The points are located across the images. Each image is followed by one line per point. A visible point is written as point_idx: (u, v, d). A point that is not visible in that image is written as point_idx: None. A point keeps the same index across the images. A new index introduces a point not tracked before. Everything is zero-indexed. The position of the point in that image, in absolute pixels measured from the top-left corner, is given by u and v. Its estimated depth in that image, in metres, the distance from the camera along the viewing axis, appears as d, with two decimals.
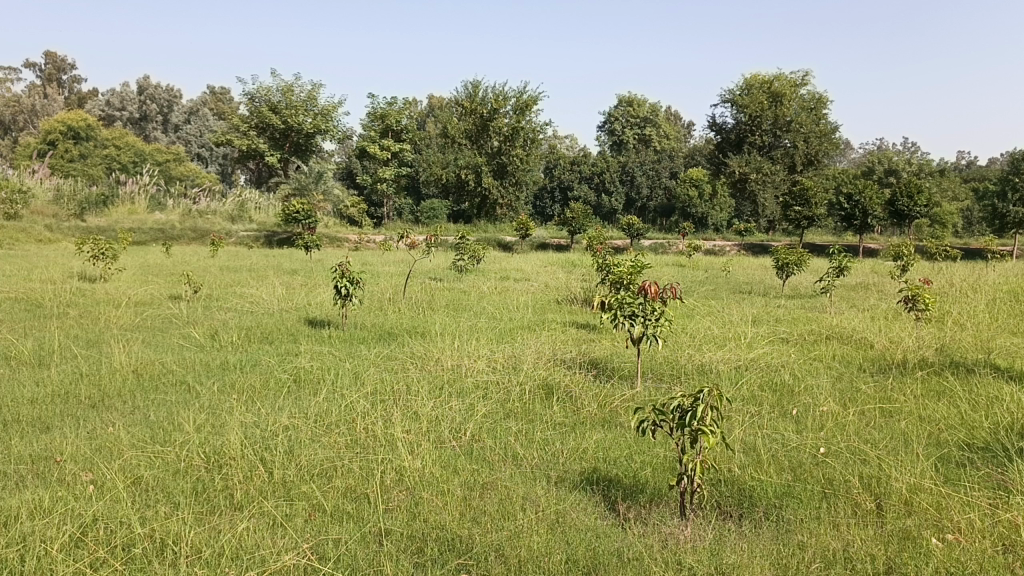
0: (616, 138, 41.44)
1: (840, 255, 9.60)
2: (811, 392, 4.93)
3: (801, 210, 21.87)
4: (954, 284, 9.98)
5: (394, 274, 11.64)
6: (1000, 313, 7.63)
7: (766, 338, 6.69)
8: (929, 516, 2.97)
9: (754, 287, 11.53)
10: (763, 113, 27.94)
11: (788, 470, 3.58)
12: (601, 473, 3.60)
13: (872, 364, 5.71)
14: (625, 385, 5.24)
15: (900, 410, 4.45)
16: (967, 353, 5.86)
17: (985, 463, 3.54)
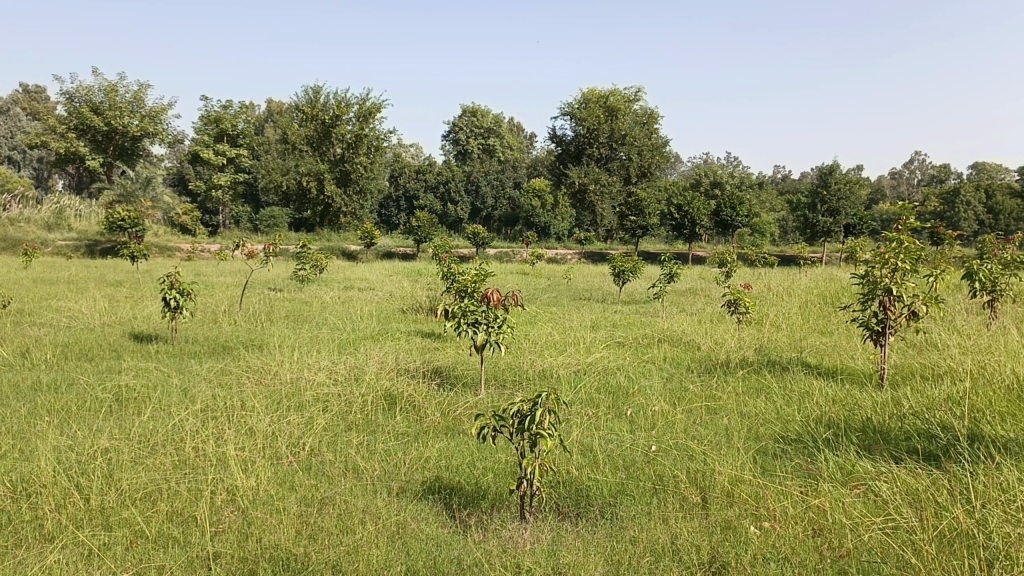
0: (461, 148, 41.80)
1: (671, 262, 10.12)
2: (644, 393, 5.16)
3: (636, 220, 22.91)
4: (771, 288, 10.77)
5: (230, 284, 11.17)
6: (810, 314, 8.30)
7: (604, 343, 6.95)
8: (748, 505, 3.17)
9: (593, 293, 11.95)
10: (599, 126, 29.04)
11: (622, 469, 3.72)
12: (442, 481, 3.61)
13: (699, 365, 6.05)
14: (468, 392, 5.28)
15: (723, 407, 4.74)
16: (782, 351, 6.33)
17: (797, 453, 3.83)
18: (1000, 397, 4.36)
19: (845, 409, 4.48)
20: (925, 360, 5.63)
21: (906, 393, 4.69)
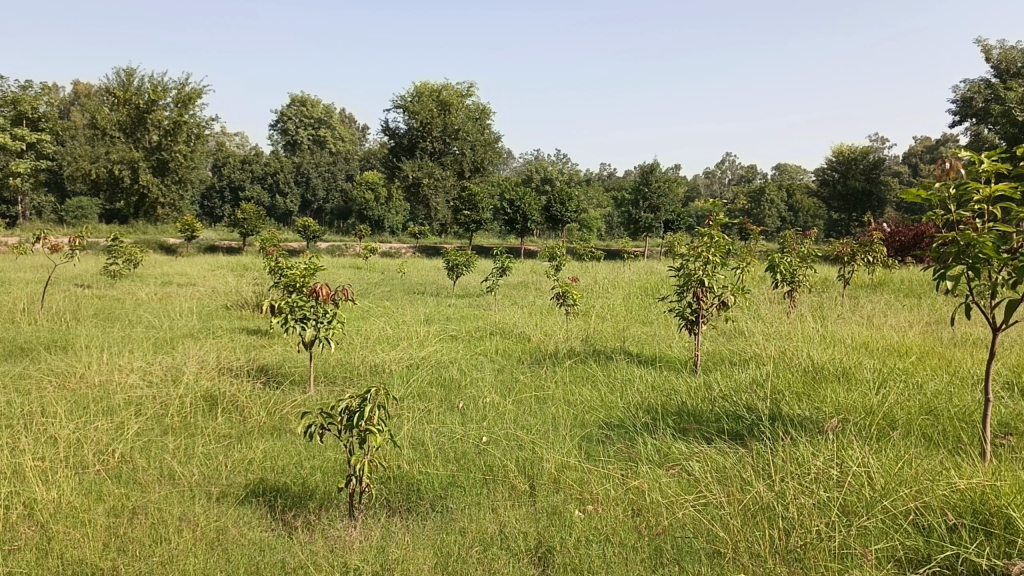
0: (289, 138, 40.44)
1: (503, 255, 10.29)
2: (475, 386, 5.21)
3: (469, 214, 23.14)
4: (598, 281, 11.20)
5: (29, 281, 10.22)
6: (633, 306, 8.70)
7: (436, 337, 6.95)
8: (573, 490, 3.27)
9: (427, 287, 11.93)
10: (432, 120, 29.01)
11: (452, 461, 3.74)
12: (267, 483, 3.48)
13: (529, 356, 6.19)
14: (296, 390, 5.12)
15: (551, 397, 4.87)
16: (607, 341, 6.60)
17: (620, 438, 4.00)
18: (797, 379, 4.76)
19: (664, 394, 4.73)
20: (734, 347, 6.04)
21: (717, 377, 5.02)
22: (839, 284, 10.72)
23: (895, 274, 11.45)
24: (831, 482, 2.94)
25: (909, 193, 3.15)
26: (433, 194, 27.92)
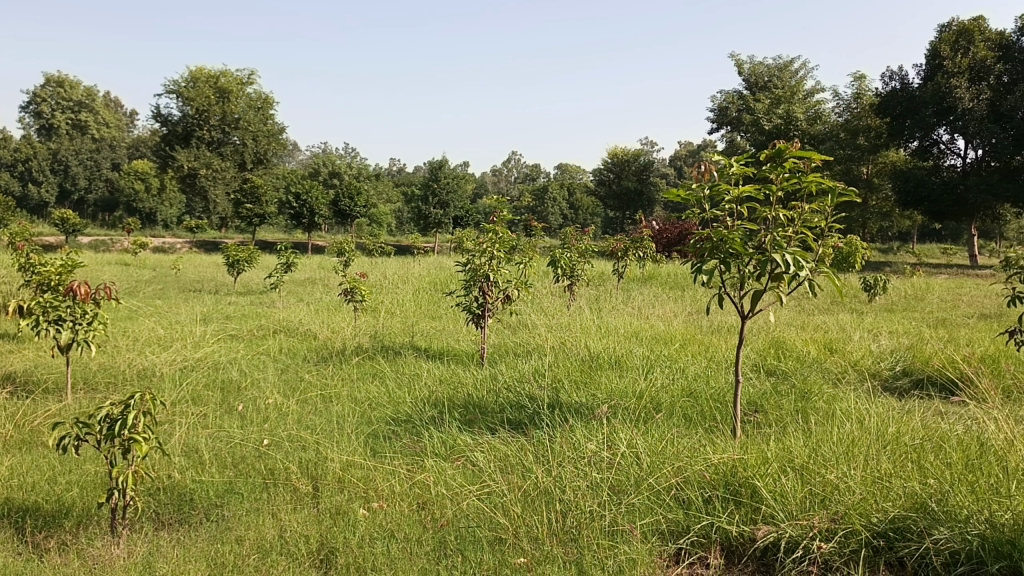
0: (43, 121, 36.54)
1: (287, 251, 9.93)
2: (257, 387, 5.00)
3: (251, 208, 22.16)
4: (386, 276, 11.15)
5: None
6: (422, 301, 8.74)
7: (215, 336, 6.58)
8: (357, 489, 3.22)
9: (205, 285, 11.26)
10: (210, 108, 27.38)
11: (230, 467, 3.56)
12: (14, 504, 3.12)
13: (314, 354, 6.02)
14: (49, 399, 4.62)
15: (336, 395, 4.78)
16: (395, 337, 6.58)
17: (405, 434, 4.00)
18: (575, 368, 5.00)
19: (450, 387, 4.79)
20: (517, 339, 6.23)
21: (501, 369, 5.16)
22: (616, 277, 11.40)
23: (664, 268, 12.39)
24: (603, 465, 3.11)
25: (670, 193, 3.39)
26: (212, 186, 26.40)
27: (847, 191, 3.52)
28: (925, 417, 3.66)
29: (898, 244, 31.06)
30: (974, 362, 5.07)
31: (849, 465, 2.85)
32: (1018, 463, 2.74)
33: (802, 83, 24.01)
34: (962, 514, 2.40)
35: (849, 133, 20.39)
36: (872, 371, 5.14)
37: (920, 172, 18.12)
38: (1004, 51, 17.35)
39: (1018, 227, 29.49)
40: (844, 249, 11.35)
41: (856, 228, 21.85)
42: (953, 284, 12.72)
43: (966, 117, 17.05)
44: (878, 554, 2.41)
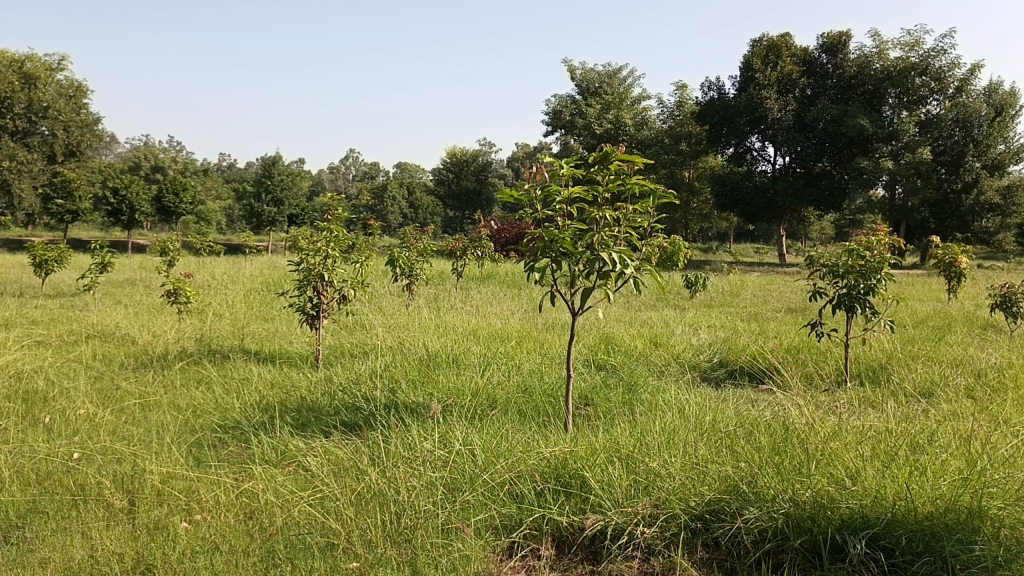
0: None
1: (102, 250, 9.22)
2: (67, 397, 4.61)
3: (63, 203, 20.44)
4: (214, 276, 10.62)
5: None
6: (253, 302, 8.40)
7: (17, 343, 6.01)
8: (178, 501, 3.04)
9: (6, 287, 10.26)
10: (13, 94, 24.98)
11: (34, 485, 3.26)
12: None
13: (133, 360, 5.64)
14: None
15: (158, 403, 4.50)
16: (223, 340, 6.28)
17: (233, 441, 3.83)
18: (412, 367, 4.97)
19: (282, 391, 4.62)
20: (353, 339, 6.12)
21: (337, 370, 5.04)
22: (454, 276, 11.46)
23: (501, 268, 12.59)
24: (438, 464, 3.09)
25: (504, 192, 3.40)
26: (15, 179, 24.12)
27: (668, 193, 3.69)
28: (738, 405, 3.93)
29: (717, 244, 33.18)
30: (781, 353, 5.51)
31: (670, 453, 3.00)
32: (816, 444, 2.99)
33: (630, 90, 25.11)
34: (770, 494, 2.59)
35: (673, 139, 21.51)
36: (693, 363, 5.46)
37: (736, 176, 19.39)
38: (808, 67, 19.13)
39: (819, 229, 32.35)
40: (668, 248, 12.00)
41: (680, 229, 23.14)
42: (764, 281, 13.73)
43: (774, 127, 18.50)
44: (697, 535, 2.55)
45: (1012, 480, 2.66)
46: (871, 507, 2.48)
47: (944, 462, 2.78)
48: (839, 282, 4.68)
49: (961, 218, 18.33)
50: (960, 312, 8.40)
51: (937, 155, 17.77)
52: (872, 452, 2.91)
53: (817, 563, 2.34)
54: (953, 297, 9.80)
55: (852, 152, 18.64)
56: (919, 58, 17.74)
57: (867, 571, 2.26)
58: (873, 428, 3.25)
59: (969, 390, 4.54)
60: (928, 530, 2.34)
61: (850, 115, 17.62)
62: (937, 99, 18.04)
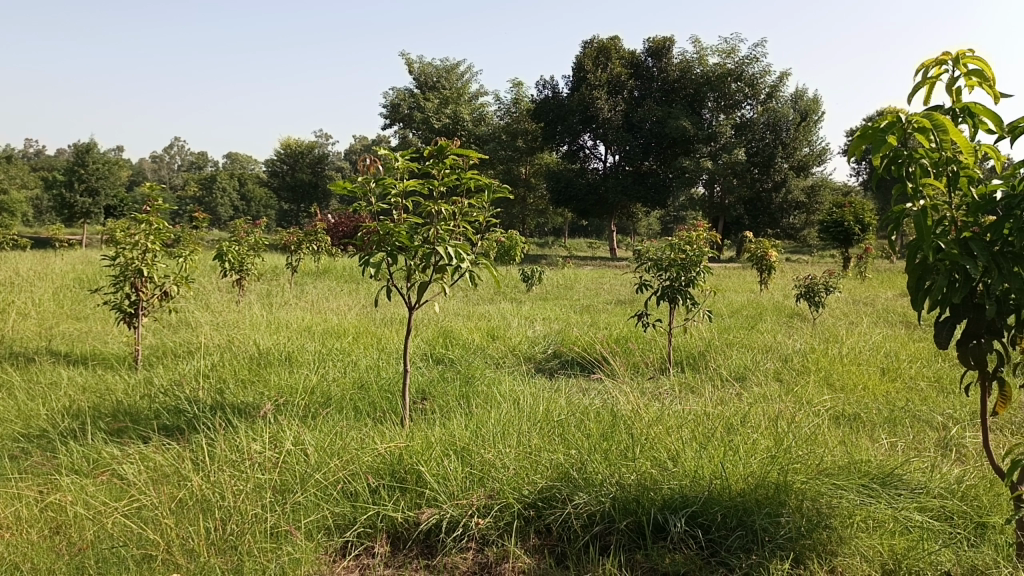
0: None
1: None
2: None
3: None
4: (17, 273, 9.69)
5: None
6: (63, 300, 7.74)
7: None
8: None
9: None
10: None
11: None
12: None
13: None
14: None
15: None
16: (28, 342, 5.73)
17: (36, 451, 3.50)
18: (242, 366, 4.75)
19: (96, 395, 4.29)
20: (178, 339, 5.77)
21: (158, 371, 4.73)
22: (288, 271, 11.08)
23: (337, 263, 12.33)
24: (266, 465, 2.95)
25: (336, 184, 3.28)
26: None
27: (501, 188, 3.73)
28: (570, 394, 4.05)
29: (552, 239, 34.09)
30: (611, 343, 5.73)
31: (504, 444, 3.03)
32: (641, 430, 3.12)
33: (467, 86, 25.24)
34: (598, 479, 2.67)
35: (510, 135, 21.82)
36: (529, 355, 5.57)
37: (569, 173, 19.92)
38: (636, 70, 20.09)
39: (646, 224, 33.99)
40: (505, 242, 12.18)
41: (517, 225, 23.58)
42: (596, 274, 14.25)
43: (605, 126, 19.23)
44: (530, 523, 2.59)
45: (812, 455, 2.90)
46: (690, 487, 2.62)
47: (756, 442, 2.98)
48: (663, 274, 4.92)
49: (771, 215, 19.83)
50: (769, 302, 9.07)
51: (750, 156, 19.16)
52: (691, 435, 3.07)
53: (641, 543, 2.45)
54: (764, 288, 10.58)
55: (675, 152, 19.67)
56: (735, 64, 18.92)
57: (687, 548, 2.39)
58: (692, 412, 3.43)
59: (778, 374, 4.91)
60: (740, 506, 2.49)
61: (673, 117, 18.68)
62: (750, 104, 19.36)
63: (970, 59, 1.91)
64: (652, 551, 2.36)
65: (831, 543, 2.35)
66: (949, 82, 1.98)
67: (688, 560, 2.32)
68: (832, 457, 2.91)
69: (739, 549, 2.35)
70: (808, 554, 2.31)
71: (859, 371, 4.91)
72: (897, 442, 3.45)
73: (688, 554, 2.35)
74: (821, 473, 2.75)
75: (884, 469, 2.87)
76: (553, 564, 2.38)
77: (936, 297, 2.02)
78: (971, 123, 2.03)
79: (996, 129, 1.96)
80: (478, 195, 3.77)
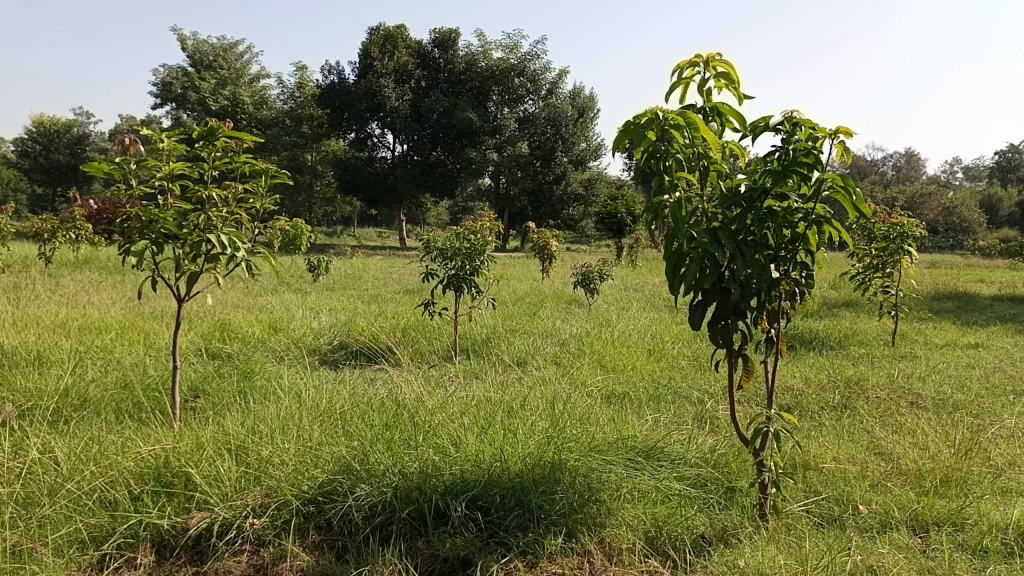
0: None
1: None
2: None
3: None
4: None
5: None
6: None
7: None
8: None
9: None
10: None
11: None
12: None
13: None
14: None
15: None
16: None
17: None
18: None
19: None
20: None
21: None
22: (41, 262, 9.99)
23: (99, 252, 11.29)
24: (6, 479, 2.59)
25: (91, 166, 2.94)
26: None
27: (278, 174, 3.59)
28: (354, 384, 3.96)
29: (338, 228, 33.40)
30: (397, 332, 5.68)
31: (282, 439, 2.87)
32: (424, 419, 3.09)
33: (246, 67, 23.96)
34: (381, 469, 2.60)
35: (294, 121, 21.04)
36: (313, 347, 5.40)
37: (357, 162, 19.38)
38: (422, 60, 19.97)
39: (434, 213, 34.25)
40: (288, 231, 11.73)
41: (301, 213, 22.82)
42: (385, 263, 14.15)
43: (392, 115, 18.95)
44: (309, 520, 2.48)
45: (586, 433, 3.03)
46: (471, 471, 2.63)
47: (534, 424, 3.06)
48: (448, 265, 4.91)
49: (553, 206, 20.69)
50: (550, 289, 9.44)
51: (533, 149, 19.90)
52: (473, 420, 3.10)
53: (422, 530, 2.42)
54: (546, 276, 11.01)
55: (462, 143, 19.91)
56: (518, 59, 19.61)
57: (467, 532, 2.39)
58: (474, 398, 3.46)
59: (557, 358, 5.11)
60: (518, 487, 2.54)
61: (459, 109, 19.00)
62: (532, 98, 20.21)
63: (718, 62, 2.07)
64: (433, 537, 2.34)
65: (602, 515, 2.47)
66: (701, 83, 2.13)
67: (468, 543, 2.31)
68: (603, 434, 3.06)
69: (517, 529, 2.39)
70: (580, 528, 2.40)
71: (629, 352, 5.23)
72: (661, 418, 3.71)
73: (468, 537, 2.35)
74: (593, 451, 2.89)
75: (649, 444, 3.06)
76: (333, 560, 2.29)
77: (691, 282, 2.16)
78: (719, 121, 2.20)
79: (739, 127, 2.14)
80: (251, 179, 3.58)
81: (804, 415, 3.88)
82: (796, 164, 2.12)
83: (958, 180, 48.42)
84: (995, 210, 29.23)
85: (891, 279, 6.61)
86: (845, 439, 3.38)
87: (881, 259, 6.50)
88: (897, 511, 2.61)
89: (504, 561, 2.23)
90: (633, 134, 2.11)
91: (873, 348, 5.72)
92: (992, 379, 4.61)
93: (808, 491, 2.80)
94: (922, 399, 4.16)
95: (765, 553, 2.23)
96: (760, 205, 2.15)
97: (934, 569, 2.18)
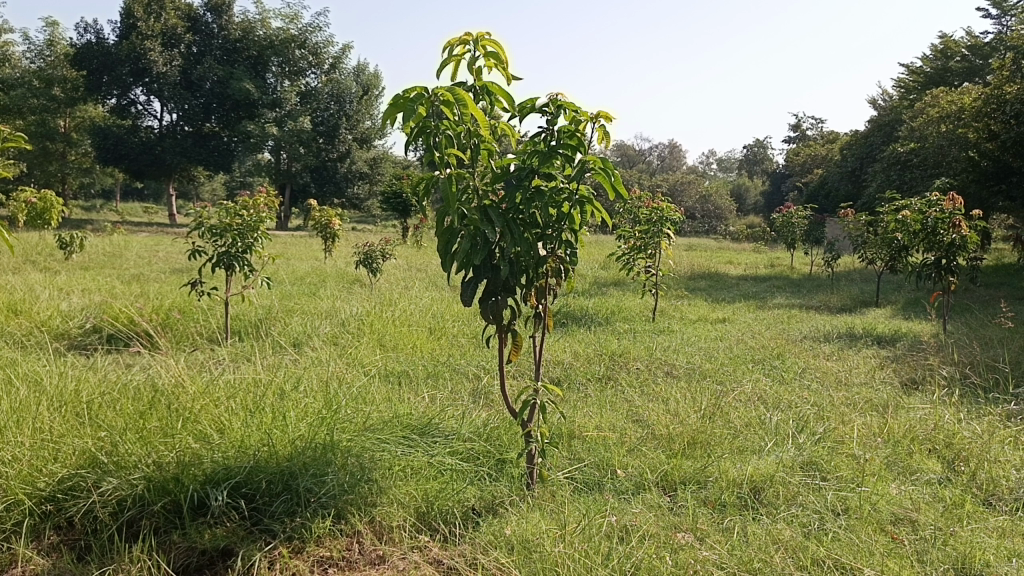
0: None
1: None
2: None
3: None
4: None
5: None
6: None
7: None
8: None
9: None
10: None
11: None
12: None
13: None
14: None
15: None
16: None
17: None
18: None
19: None
20: None
21: None
22: None
23: None
24: None
25: None
26: None
27: (13, 136, 3.13)
28: (106, 369, 3.57)
29: (97, 202, 30.41)
30: (160, 313, 5.23)
31: (14, 432, 2.49)
32: (183, 404, 2.78)
33: None
34: (132, 460, 2.32)
35: (43, 82, 18.81)
36: (59, 331, 4.85)
37: (119, 130, 17.64)
38: (193, 24, 18.45)
39: (209, 187, 32.21)
40: (34, 203, 10.44)
41: (52, 184, 20.54)
42: (150, 241, 13.11)
43: (160, 81, 17.44)
44: (45, 520, 2.20)
45: (360, 414, 2.91)
46: (234, 458, 2.41)
47: (306, 406, 2.88)
48: (217, 242, 4.56)
49: (336, 184, 20.19)
50: (332, 269, 9.16)
51: (316, 125, 19.38)
52: (240, 404, 2.83)
53: (178, 523, 2.20)
54: (327, 255, 10.67)
55: (238, 115, 18.81)
56: (298, 31, 19.25)
57: (229, 521, 2.21)
58: (242, 380, 3.18)
59: (335, 338, 4.95)
60: (286, 471, 2.38)
61: (235, 78, 18.06)
62: (314, 72, 19.91)
63: (487, 42, 2.00)
64: (189, 529, 2.15)
65: (372, 495, 2.39)
66: (471, 62, 2.06)
67: (229, 533, 2.16)
68: (378, 413, 2.98)
69: (284, 514, 2.26)
70: (349, 509, 2.30)
71: (409, 331, 5.20)
72: (437, 395, 3.71)
73: (229, 527, 2.18)
74: (366, 431, 2.80)
75: (424, 420, 3.04)
76: (71, 561, 2.05)
77: (462, 260, 2.11)
78: (488, 100, 2.17)
79: (508, 107, 2.12)
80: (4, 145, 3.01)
81: (570, 387, 4.08)
82: (562, 146, 2.16)
83: (713, 171, 53.02)
84: (743, 199, 32.28)
85: (653, 259, 7.03)
86: (606, 408, 3.57)
87: (644, 241, 6.90)
88: (650, 473, 2.78)
89: (268, 549, 2.10)
90: (403, 109, 2.00)
91: (635, 324, 6.09)
92: (735, 349, 5.08)
93: (572, 458, 2.91)
94: (676, 369, 4.50)
95: (529, 520, 2.29)
96: (528, 185, 2.15)
97: (680, 524, 2.34)
